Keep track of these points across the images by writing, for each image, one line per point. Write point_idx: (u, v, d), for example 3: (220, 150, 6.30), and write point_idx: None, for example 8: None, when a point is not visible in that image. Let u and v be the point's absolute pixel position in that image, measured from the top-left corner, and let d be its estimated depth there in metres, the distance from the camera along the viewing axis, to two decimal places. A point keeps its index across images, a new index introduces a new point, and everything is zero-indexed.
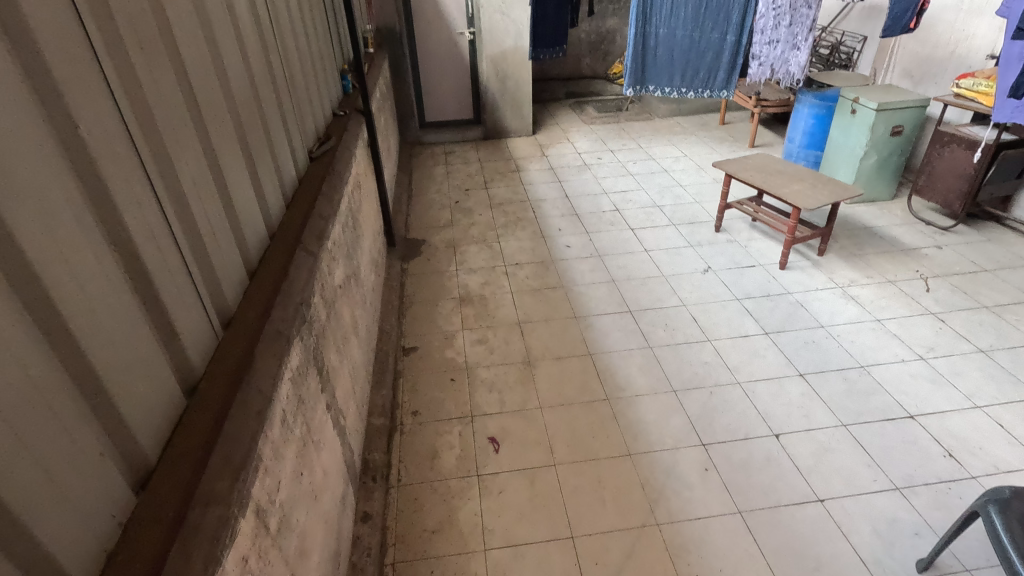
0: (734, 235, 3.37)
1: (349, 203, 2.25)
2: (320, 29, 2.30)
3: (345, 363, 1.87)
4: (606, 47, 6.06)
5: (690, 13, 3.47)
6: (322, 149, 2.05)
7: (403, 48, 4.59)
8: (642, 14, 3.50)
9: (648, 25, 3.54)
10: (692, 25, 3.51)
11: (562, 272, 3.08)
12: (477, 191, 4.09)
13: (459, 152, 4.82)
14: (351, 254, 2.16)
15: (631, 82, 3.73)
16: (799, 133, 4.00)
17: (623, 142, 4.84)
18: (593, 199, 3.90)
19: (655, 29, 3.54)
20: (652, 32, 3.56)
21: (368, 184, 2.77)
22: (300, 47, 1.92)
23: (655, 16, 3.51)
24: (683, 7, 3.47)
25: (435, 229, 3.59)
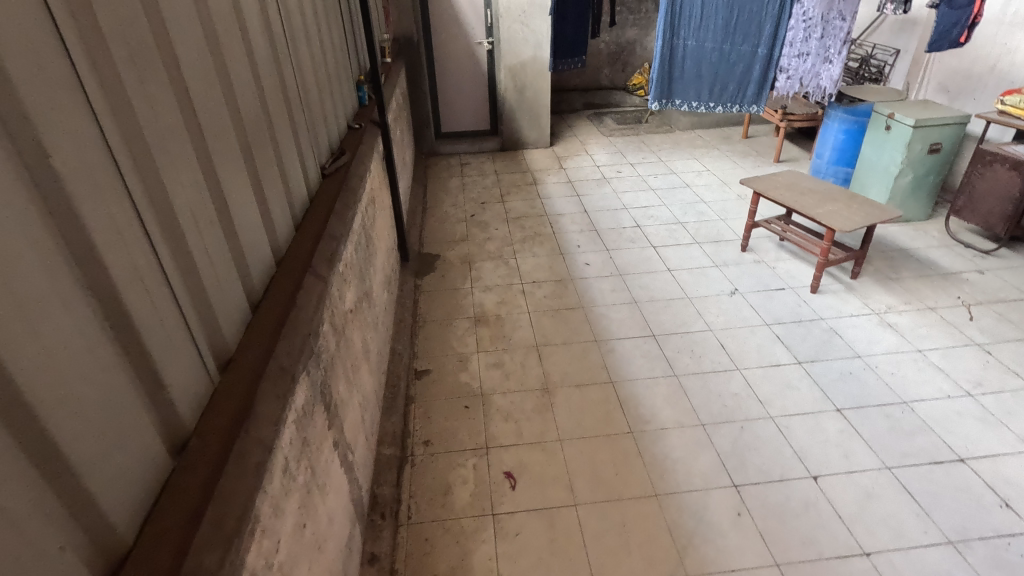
0: (762, 256, 3.23)
1: (363, 221, 2.16)
2: (336, 40, 2.22)
3: (354, 393, 1.76)
4: (626, 58, 5.96)
5: (719, 26, 3.37)
6: (335, 165, 1.95)
7: (420, 58, 4.53)
8: (669, 25, 3.41)
9: (676, 37, 3.45)
10: (721, 37, 3.40)
11: (582, 292, 2.96)
12: (493, 204, 3.99)
13: (475, 163, 4.74)
14: (364, 274, 2.07)
15: (656, 96, 3.62)
16: (828, 149, 3.85)
17: (644, 155, 4.72)
18: (613, 214, 3.79)
19: (682, 41, 3.45)
20: (680, 44, 3.45)
21: (382, 199, 2.68)
22: (315, 58, 1.83)
23: (684, 28, 3.41)
24: (713, 19, 3.36)
25: (450, 244, 3.50)
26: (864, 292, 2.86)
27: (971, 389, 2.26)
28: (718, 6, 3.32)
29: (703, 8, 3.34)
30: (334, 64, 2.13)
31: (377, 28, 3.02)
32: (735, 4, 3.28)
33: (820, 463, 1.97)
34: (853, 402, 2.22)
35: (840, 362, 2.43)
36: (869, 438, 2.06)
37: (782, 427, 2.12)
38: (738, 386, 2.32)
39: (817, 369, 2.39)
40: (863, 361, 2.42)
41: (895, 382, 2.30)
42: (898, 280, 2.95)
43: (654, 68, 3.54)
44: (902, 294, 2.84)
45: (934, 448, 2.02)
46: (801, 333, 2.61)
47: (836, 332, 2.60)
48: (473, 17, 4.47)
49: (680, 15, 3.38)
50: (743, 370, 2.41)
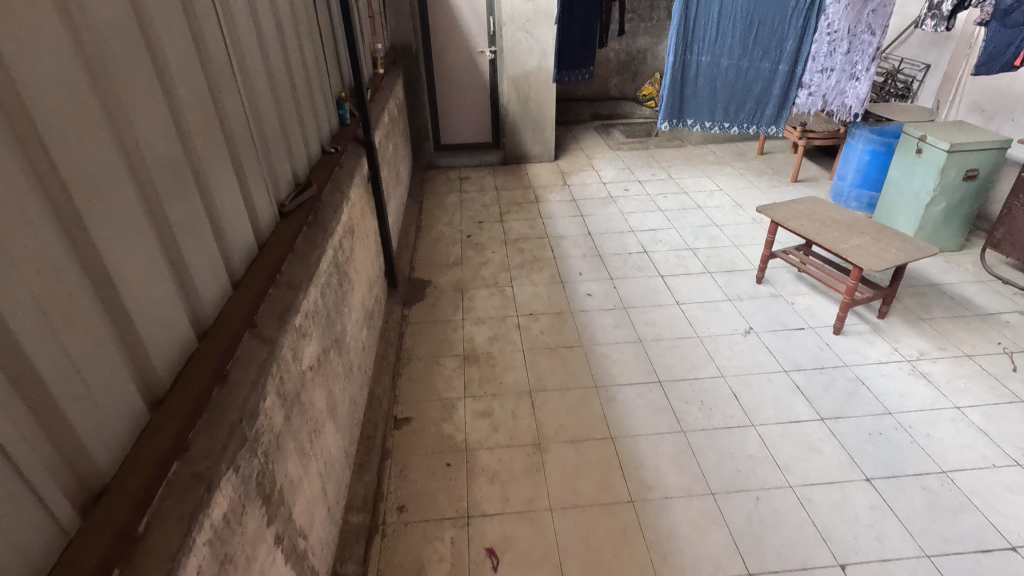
0: (778, 289, 2.97)
1: (335, 257, 1.93)
2: (310, 54, 1.99)
3: (312, 463, 1.53)
4: (636, 67, 5.72)
5: (737, 40, 3.10)
6: (297, 202, 1.66)
7: (419, 66, 4.30)
8: (682, 39, 3.11)
9: (689, 52, 3.16)
10: (739, 53, 3.13)
11: (582, 327, 2.72)
12: (491, 224, 3.77)
13: (475, 177, 4.52)
14: (333, 319, 1.84)
15: (666, 116, 3.35)
16: (851, 171, 3.59)
17: (653, 172, 4.48)
18: (618, 237, 3.54)
19: (696, 56, 3.17)
20: (693, 59, 3.18)
21: (365, 225, 2.46)
22: (276, 80, 1.60)
23: (697, 42, 3.13)
24: (730, 33, 3.09)
25: (443, 268, 3.27)
26: (893, 335, 2.60)
27: (1020, 457, 1.99)
28: (736, 18, 3.03)
29: (720, 20, 3.05)
30: (306, 82, 1.90)
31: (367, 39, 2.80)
32: (754, 17, 3.01)
33: (848, 548, 1.72)
34: (884, 470, 1.96)
35: (868, 419, 2.17)
36: (905, 516, 1.81)
37: (804, 499, 1.87)
38: (754, 446, 2.07)
39: (843, 427, 2.14)
40: (894, 419, 2.16)
41: (931, 447, 2.04)
42: (930, 321, 2.68)
43: (665, 86, 3.26)
44: (935, 338, 2.57)
45: (980, 532, 1.76)
46: (824, 383, 2.35)
47: (863, 382, 2.34)
48: (475, 24, 4.25)
49: (694, 28, 3.09)
50: (759, 426, 2.15)
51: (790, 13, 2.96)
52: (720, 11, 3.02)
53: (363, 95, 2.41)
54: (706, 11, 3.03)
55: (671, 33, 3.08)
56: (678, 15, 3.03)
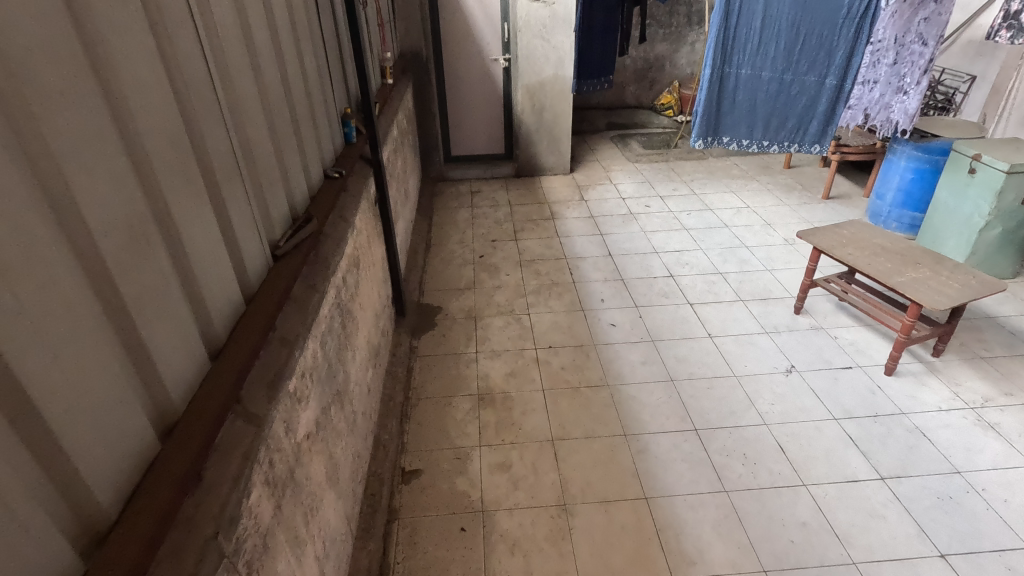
0: (819, 320, 2.74)
1: (338, 296, 1.71)
2: (312, 66, 1.78)
3: (308, 549, 1.31)
4: (654, 75, 5.52)
5: (782, 52, 2.84)
6: (292, 241, 1.44)
7: (429, 74, 4.10)
8: (721, 50, 2.86)
9: (727, 65, 2.91)
10: (782, 66, 2.88)
11: (606, 363, 2.50)
12: (505, 243, 3.55)
13: (487, 191, 4.30)
14: (335, 369, 1.62)
15: (700, 133, 3.09)
16: (892, 190, 3.35)
17: (674, 187, 4.25)
18: (641, 259, 3.32)
19: (735, 69, 2.92)
20: (732, 72, 2.93)
21: (371, 253, 2.25)
22: (270, 100, 1.39)
23: (737, 54, 2.88)
24: (773, 44, 2.82)
25: (454, 292, 3.05)
26: (951, 376, 2.36)
27: None
28: (780, 27, 2.78)
29: (762, 30, 2.79)
30: (306, 99, 1.69)
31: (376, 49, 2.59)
32: (800, 26, 2.76)
33: None
34: (960, 545, 1.72)
35: (934, 479, 1.93)
36: None
37: None
38: (807, 511, 1.83)
39: (907, 489, 1.90)
40: (964, 479, 1.93)
41: (1011, 516, 1.80)
42: (990, 360, 2.44)
43: (700, 101, 3.00)
44: (998, 380, 2.33)
45: None
46: (880, 434, 2.11)
47: (923, 434, 2.10)
48: (488, 30, 4.04)
49: (733, 39, 2.84)
50: (811, 486, 1.92)
51: (841, 21, 2.72)
52: (764, 20, 2.77)
53: (370, 111, 2.20)
54: (748, 20, 2.78)
55: (709, 45, 2.83)
56: (717, 25, 2.77)
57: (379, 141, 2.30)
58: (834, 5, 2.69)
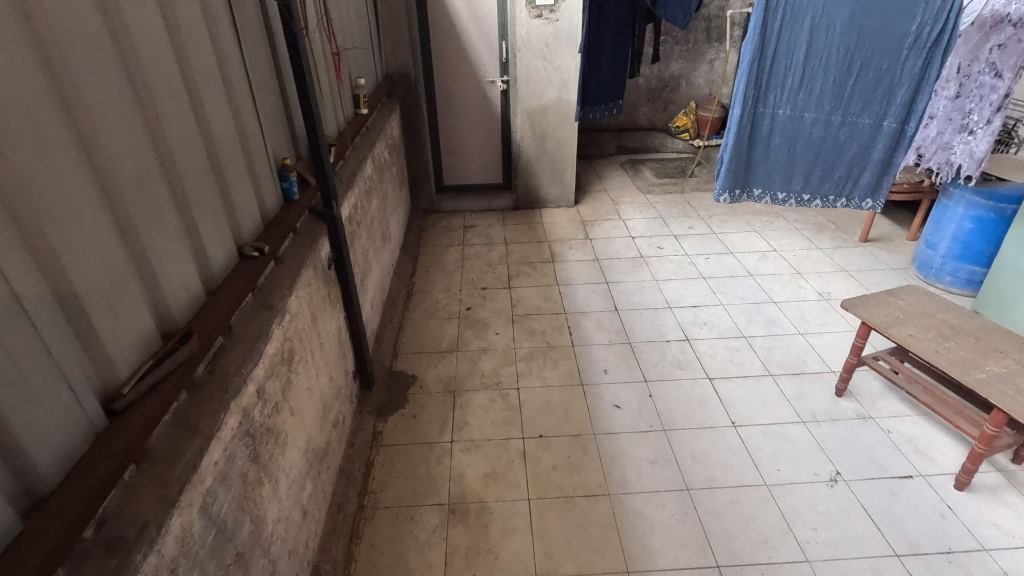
0: (866, 406, 2.28)
1: (247, 420, 1.29)
2: (224, 114, 1.36)
3: None
4: (668, 95, 5.11)
5: (829, 90, 2.39)
6: (149, 375, 0.99)
7: (419, 97, 3.70)
8: (754, 89, 2.42)
9: (762, 104, 2.47)
10: (829, 107, 2.43)
11: (608, 461, 2.06)
12: (497, 291, 3.13)
13: (482, 226, 3.89)
14: (233, 528, 1.20)
15: (727, 186, 2.66)
16: (946, 240, 2.88)
17: (689, 225, 3.81)
18: (652, 316, 2.88)
19: (771, 109, 2.47)
20: (767, 113, 2.49)
21: (318, 332, 1.84)
22: (115, 186, 0.96)
23: (774, 93, 2.44)
24: (819, 81, 2.38)
25: (433, 356, 2.63)
26: None
27: None
28: (827, 61, 2.33)
29: (806, 64, 2.35)
30: (208, 165, 1.27)
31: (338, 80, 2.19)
32: (853, 59, 2.31)
33: None
34: None
35: None
36: None
37: None
38: None
39: None
40: None
41: None
42: None
43: (728, 146, 2.56)
44: None
45: None
46: None
47: None
48: (485, 49, 3.64)
49: (770, 73, 2.39)
50: None
51: (903, 54, 2.27)
52: (808, 52, 2.32)
53: (320, 156, 1.79)
54: (788, 51, 2.33)
55: (741, 80, 2.40)
56: (751, 56, 2.33)
57: (333, 191, 1.89)
58: (895, 34, 2.24)
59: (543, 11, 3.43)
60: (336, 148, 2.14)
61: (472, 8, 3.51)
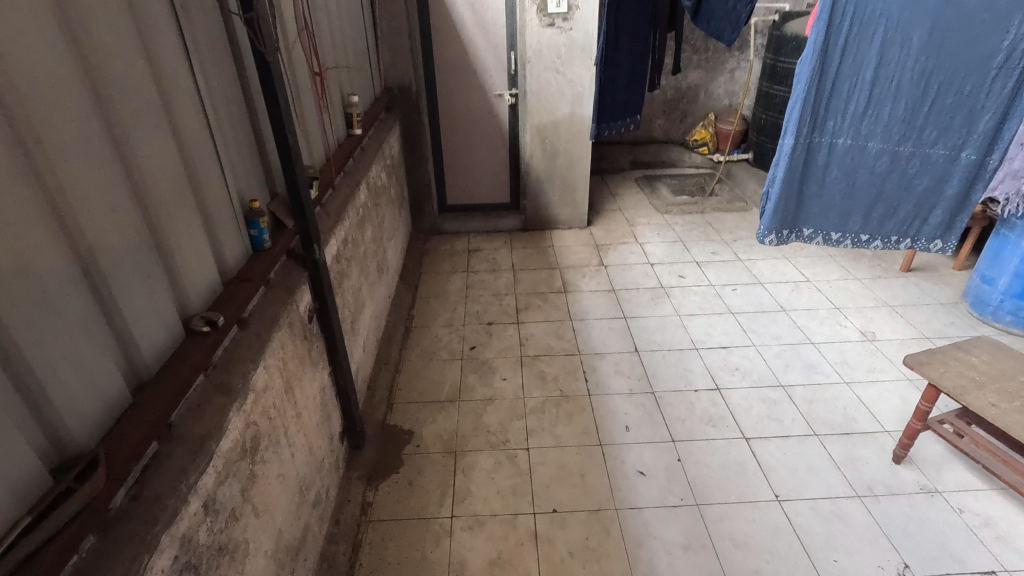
0: (930, 477, 1.97)
1: (188, 551, 1.00)
2: (167, 160, 1.09)
3: None
4: (685, 106, 4.83)
5: (898, 116, 2.18)
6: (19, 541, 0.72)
7: (421, 112, 3.44)
8: (811, 116, 2.22)
9: (819, 132, 2.26)
10: (897, 136, 2.22)
11: (634, 546, 1.77)
12: (503, 327, 2.85)
13: (488, 249, 3.62)
14: None
15: (775, 226, 2.46)
16: (1007, 275, 2.59)
17: (712, 250, 3.53)
18: (676, 359, 2.59)
19: (829, 138, 2.26)
20: (824, 143, 2.28)
21: (294, 402, 1.56)
22: None
23: (833, 121, 2.23)
24: (887, 108, 2.18)
25: (432, 407, 2.35)
26: None
27: None
28: (897, 87, 2.13)
29: (872, 89, 2.14)
30: (146, 231, 1.01)
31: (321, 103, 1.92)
32: (927, 85, 2.11)
33: None
34: None
35: None
36: None
37: None
38: None
39: None
40: None
41: None
42: None
43: (779, 179, 2.34)
44: None
45: None
46: None
47: None
48: (492, 61, 3.37)
49: (829, 98, 2.19)
50: None
51: (985, 79, 2.07)
52: (876, 73, 2.11)
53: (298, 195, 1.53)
54: (852, 75, 2.13)
55: (796, 105, 2.19)
56: (809, 79, 2.13)
57: (315, 234, 1.62)
58: (978, 53, 2.03)
59: (556, 19, 3.16)
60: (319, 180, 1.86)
61: (479, 16, 3.24)
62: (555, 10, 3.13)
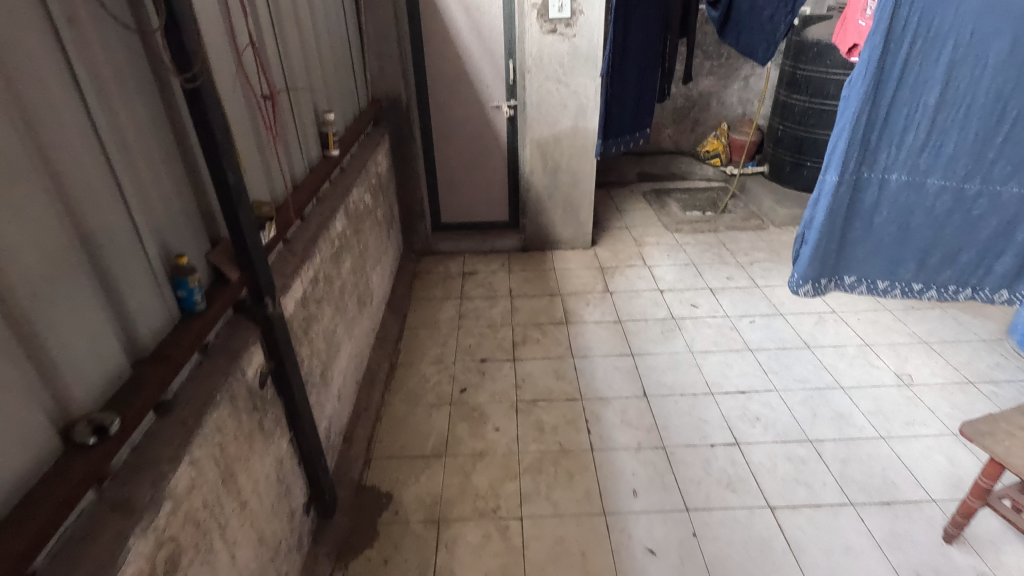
0: (990, 561, 1.69)
1: None
2: (29, 230, 0.82)
3: None
4: (696, 116, 4.56)
5: (964, 150, 1.95)
6: None
7: (412, 125, 3.19)
8: (862, 148, 2.03)
9: (869, 165, 2.06)
10: (962, 172, 1.99)
11: None
12: (498, 365, 2.59)
13: (484, 272, 3.36)
14: None
15: (817, 271, 2.28)
16: None
17: (726, 275, 3.26)
18: (690, 405, 2.32)
19: (881, 173, 2.06)
20: (876, 180, 2.08)
21: (237, 490, 1.30)
22: None
23: (886, 155, 2.03)
24: (951, 140, 1.96)
25: (415, 464, 2.10)
26: None
27: None
28: (967, 115, 1.90)
29: (935, 118, 1.93)
30: None
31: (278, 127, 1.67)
32: (1000, 111, 1.87)
33: None
34: None
35: None
36: None
37: None
38: None
39: None
40: None
41: None
42: None
43: (824, 217, 2.16)
44: None
45: None
46: None
47: None
48: (489, 70, 3.11)
49: (882, 128, 1.98)
50: None
51: None
52: (940, 98, 1.89)
53: (243, 235, 1.30)
54: (911, 101, 1.92)
55: (844, 135, 1.99)
56: (860, 105, 1.92)
57: (264, 282, 1.37)
58: None
59: (558, 26, 2.90)
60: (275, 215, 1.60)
61: (474, 22, 2.98)
62: (557, 16, 2.87)
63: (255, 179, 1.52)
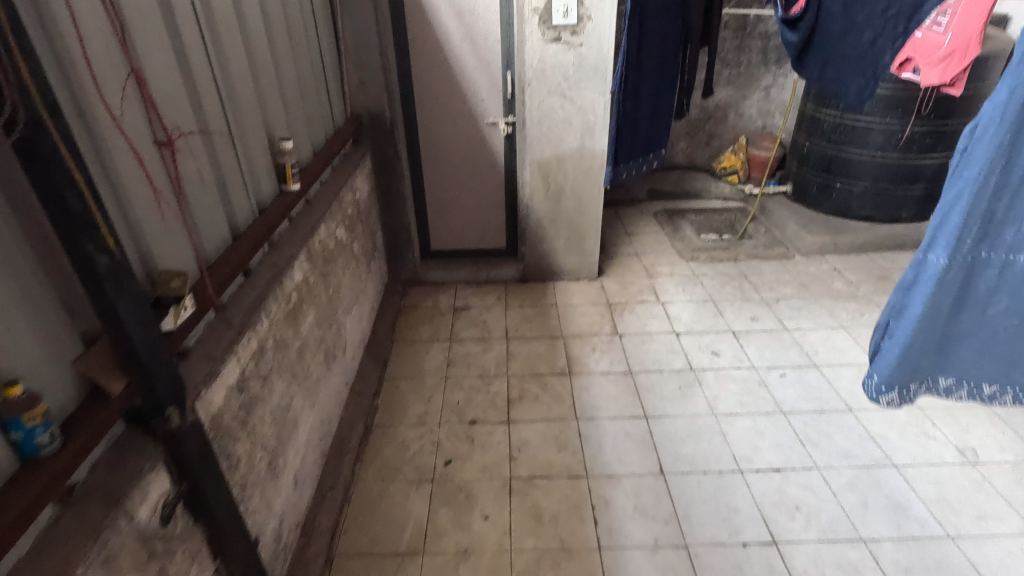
0: None
1: None
2: None
3: None
4: (713, 129, 4.19)
5: None
6: None
7: (397, 143, 2.82)
8: (979, 223, 1.40)
9: (989, 244, 1.42)
10: None
11: None
12: (490, 428, 2.23)
13: (478, 308, 3.00)
14: None
15: (894, 371, 1.63)
16: None
17: (750, 314, 2.90)
18: (715, 488, 1.96)
19: (1003, 255, 1.42)
20: (996, 262, 1.43)
21: None
22: None
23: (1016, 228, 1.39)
24: None
25: (386, 565, 1.74)
26: None
27: None
28: None
29: None
30: None
31: (202, 168, 1.31)
32: None
33: None
34: None
35: None
36: None
37: None
38: None
39: None
40: None
41: None
42: None
43: (923, 310, 1.51)
44: None
45: None
46: None
47: None
48: (484, 82, 2.75)
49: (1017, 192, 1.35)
50: None
51: None
52: None
53: (123, 334, 0.94)
54: None
55: (959, 209, 1.38)
56: (984, 173, 1.33)
57: (159, 387, 1.02)
58: None
59: (563, 33, 2.54)
60: (194, 287, 1.23)
61: (467, 28, 2.61)
62: (562, 22, 2.51)
63: (166, 240, 1.15)
